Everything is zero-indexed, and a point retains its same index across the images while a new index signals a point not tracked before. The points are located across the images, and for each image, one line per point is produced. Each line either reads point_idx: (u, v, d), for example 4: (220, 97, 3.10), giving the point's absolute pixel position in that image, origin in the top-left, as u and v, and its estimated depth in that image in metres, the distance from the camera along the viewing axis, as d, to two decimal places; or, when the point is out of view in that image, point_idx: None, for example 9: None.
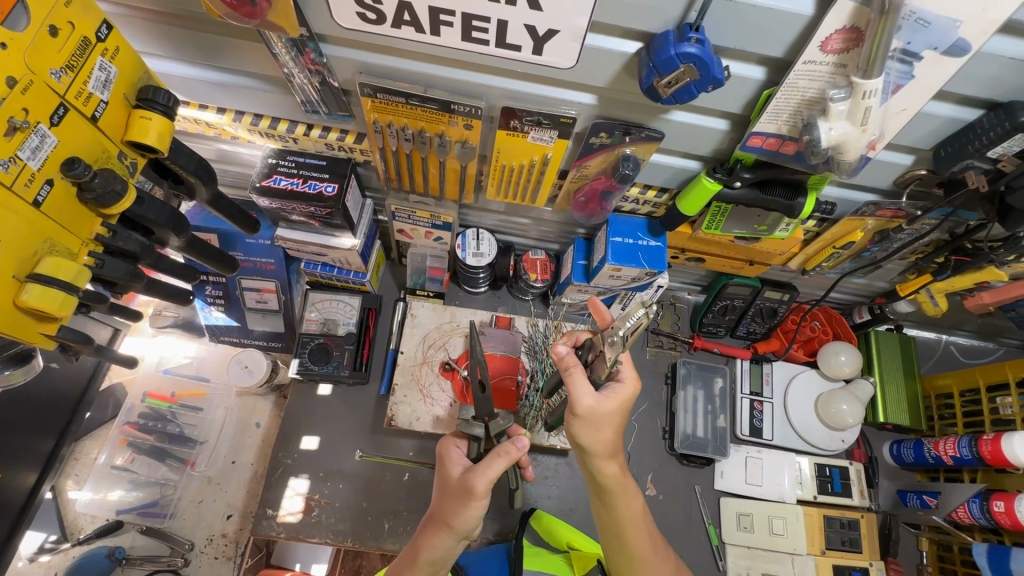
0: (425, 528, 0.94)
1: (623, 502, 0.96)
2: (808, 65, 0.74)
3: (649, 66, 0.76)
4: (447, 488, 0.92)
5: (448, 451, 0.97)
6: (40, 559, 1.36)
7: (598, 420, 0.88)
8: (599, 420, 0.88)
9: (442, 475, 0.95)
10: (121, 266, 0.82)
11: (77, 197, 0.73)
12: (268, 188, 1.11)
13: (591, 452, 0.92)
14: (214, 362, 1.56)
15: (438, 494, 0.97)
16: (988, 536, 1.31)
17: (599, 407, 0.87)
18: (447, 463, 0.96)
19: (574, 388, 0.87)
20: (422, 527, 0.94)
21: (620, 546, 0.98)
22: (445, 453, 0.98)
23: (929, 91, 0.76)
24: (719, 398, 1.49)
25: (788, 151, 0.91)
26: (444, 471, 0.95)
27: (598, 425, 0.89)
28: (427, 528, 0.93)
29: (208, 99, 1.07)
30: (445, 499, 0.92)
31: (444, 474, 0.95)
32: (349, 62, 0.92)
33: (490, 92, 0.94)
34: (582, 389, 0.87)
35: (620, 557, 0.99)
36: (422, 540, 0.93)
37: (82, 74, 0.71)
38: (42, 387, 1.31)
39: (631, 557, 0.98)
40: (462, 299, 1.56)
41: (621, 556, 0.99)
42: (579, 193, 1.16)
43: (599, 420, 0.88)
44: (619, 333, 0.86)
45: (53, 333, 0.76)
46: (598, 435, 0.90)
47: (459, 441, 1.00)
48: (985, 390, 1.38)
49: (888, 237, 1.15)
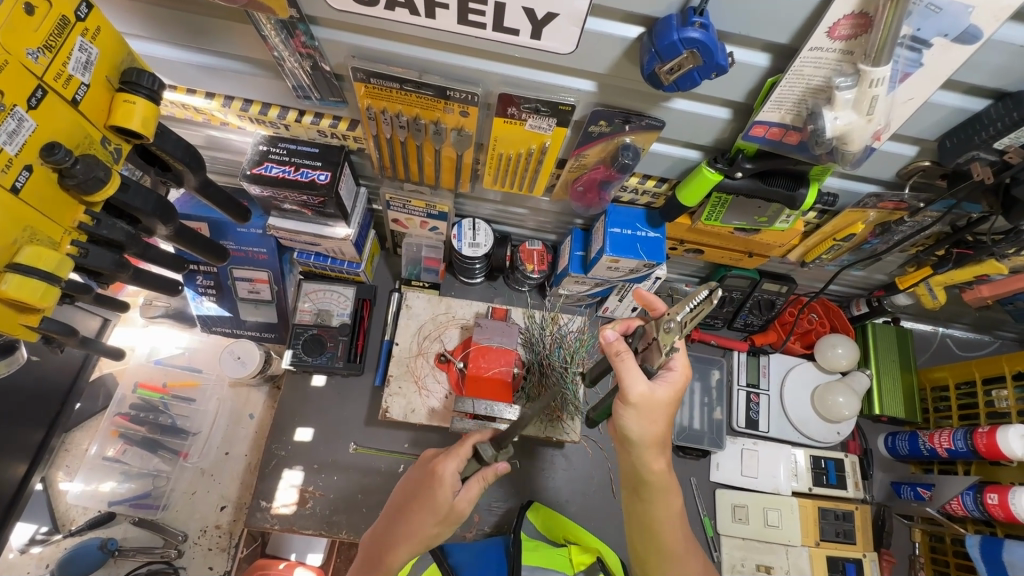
0: (401, 535, 0.96)
1: (661, 501, 0.97)
2: (814, 52, 0.72)
3: (651, 51, 0.74)
4: (436, 508, 0.94)
5: (448, 474, 0.95)
6: (31, 551, 1.34)
7: (651, 412, 0.88)
8: (647, 412, 0.88)
9: (437, 496, 0.94)
10: (106, 255, 0.79)
11: (58, 184, 0.71)
12: (259, 175, 1.08)
13: (638, 448, 0.92)
14: (206, 353, 1.54)
15: (417, 502, 0.97)
16: (981, 528, 1.32)
17: (650, 399, 0.87)
18: (443, 483, 0.95)
19: (625, 372, 0.86)
20: (398, 533, 0.96)
21: (654, 543, 0.99)
22: (444, 473, 0.96)
23: (938, 79, 0.74)
24: (716, 389, 1.48)
25: (790, 141, 0.89)
26: (440, 493, 0.95)
27: (651, 419, 0.89)
28: (403, 537, 0.95)
29: (196, 84, 1.04)
30: (430, 516, 0.95)
31: (437, 491, 0.95)
32: (341, 45, 0.89)
33: (487, 78, 0.92)
34: (631, 375, 0.86)
35: (652, 552, 1.00)
36: (396, 548, 0.95)
37: (61, 55, 0.68)
38: (30, 378, 1.28)
39: (665, 553, 0.99)
40: (457, 290, 1.54)
41: (654, 552, 1.00)
42: (578, 183, 1.14)
43: (652, 410, 0.88)
44: (674, 322, 0.81)
45: (35, 325, 0.74)
46: (649, 428, 0.90)
47: (457, 457, 0.97)
48: (981, 383, 1.38)
49: (889, 230, 1.13)
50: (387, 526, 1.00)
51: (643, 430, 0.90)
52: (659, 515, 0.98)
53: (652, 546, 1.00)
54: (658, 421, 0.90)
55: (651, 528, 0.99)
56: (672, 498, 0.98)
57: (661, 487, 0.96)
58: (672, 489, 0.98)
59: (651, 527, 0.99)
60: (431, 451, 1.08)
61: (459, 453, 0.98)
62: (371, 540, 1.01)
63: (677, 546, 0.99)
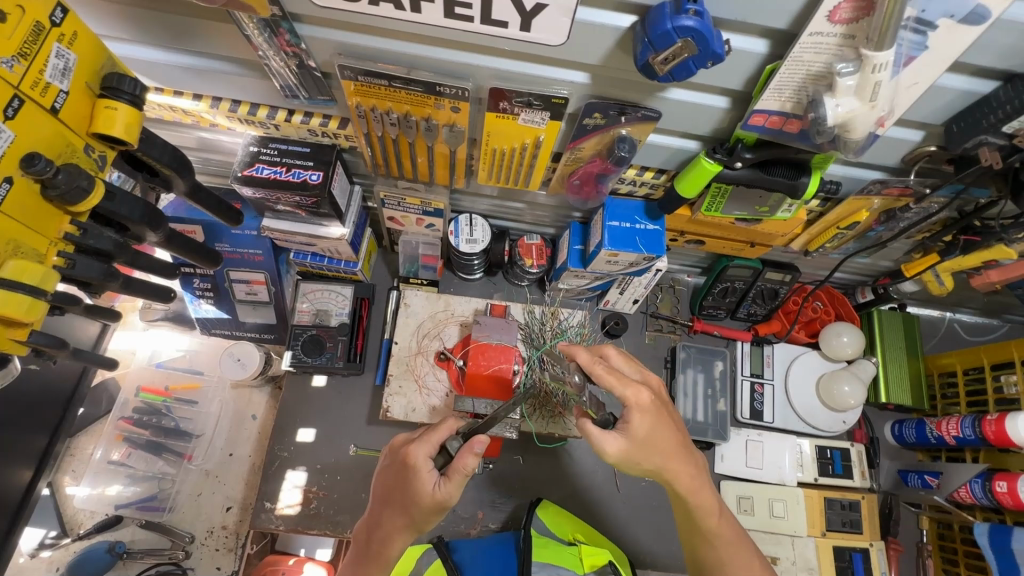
0: (391, 527, 0.93)
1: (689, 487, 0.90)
2: (815, 37, 0.69)
3: (644, 41, 0.71)
4: (417, 497, 0.89)
5: (420, 460, 0.89)
6: (40, 555, 1.36)
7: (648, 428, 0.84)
8: (642, 440, 0.84)
9: (417, 486, 0.89)
10: (95, 266, 0.78)
11: (40, 194, 0.69)
12: (250, 177, 1.07)
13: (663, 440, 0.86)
14: (206, 355, 1.53)
15: (398, 492, 0.92)
16: (990, 515, 1.31)
17: (639, 442, 0.85)
18: (417, 473, 0.89)
19: (592, 441, 0.84)
20: (386, 525, 0.93)
21: (695, 526, 0.93)
22: (417, 462, 0.90)
23: (945, 61, 0.71)
24: (720, 380, 1.47)
25: (791, 129, 0.85)
26: (419, 484, 0.88)
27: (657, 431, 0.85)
28: (394, 528, 0.92)
29: (182, 85, 1.03)
30: (413, 506, 0.90)
31: (413, 481, 0.89)
32: (326, 43, 0.86)
33: (477, 72, 0.89)
34: (603, 437, 0.84)
35: (694, 536, 0.95)
36: (391, 539, 0.93)
37: (37, 62, 0.67)
38: (31, 384, 1.28)
39: (703, 534, 0.93)
40: (456, 286, 1.53)
41: (697, 536, 0.95)
42: (574, 176, 1.12)
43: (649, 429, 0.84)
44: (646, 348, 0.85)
45: (25, 339, 0.73)
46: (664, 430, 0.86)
47: (428, 444, 0.92)
48: (989, 368, 1.36)
49: (894, 217, 1.10)
50: (374, 520, 0.96)
51: (661, 438, 0.86)
52: (705, 526, 0.92)
53: (695, 532, 0.94)
54: (663, 425, 0.86)
55: (693, 513, 0.92)
56: (704, 500, 0.91)
57: (696, 500, 0.91)
58: (706, 486, 0.91)
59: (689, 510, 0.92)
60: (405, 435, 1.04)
61: (431, 437, 0.92)
62: (364, 535, 0.98)
63: (716, 559, 0.93)
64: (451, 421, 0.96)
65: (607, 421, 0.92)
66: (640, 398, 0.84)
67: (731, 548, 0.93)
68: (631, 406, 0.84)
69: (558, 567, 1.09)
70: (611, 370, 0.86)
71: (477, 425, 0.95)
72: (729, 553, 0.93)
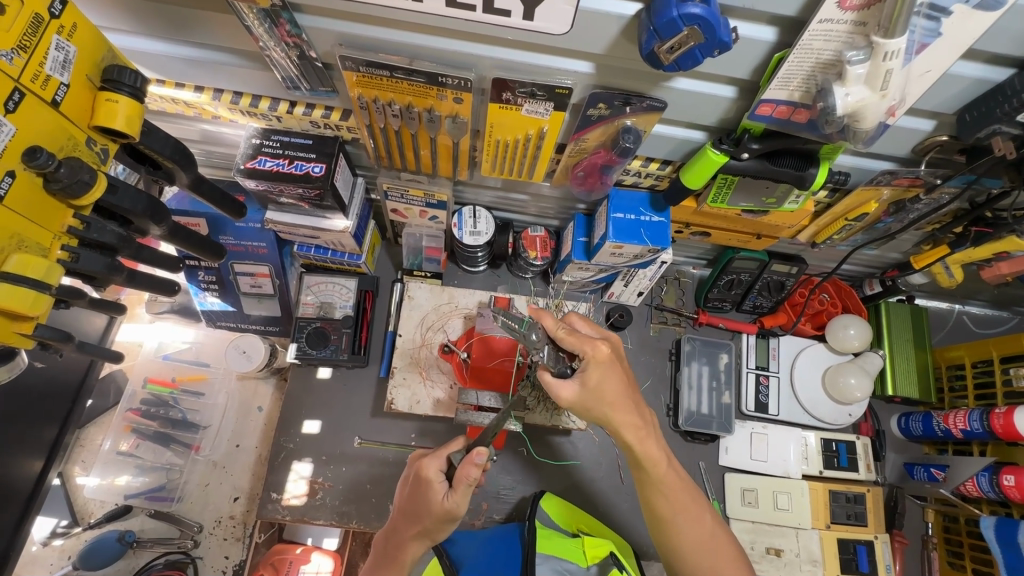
0: (406, 536, 0.95)
1: (643, 449, 0.90)
2: (824, 25, 0.68)
3: (649, 30, 0.70)
4: (429, 509, 0.90)
5: (430, 473, 0.91)
6: (52, 543, 1.38)
7: (605, 368, 0.87)
8: (594, 390, 0.86)
9: (428, 497, 0.90)
10: (98, 259, 0.78)
11: (44, 188, 0.70)
12: (253, 169, 1.06)
13: (617, 399, 0.87)
14: (212, 347, 1.55)
15: (412, 503, 0.94)
16: (996, 509, 1.29)
17: (591, 391, 0.86)
18: (427, 487, 0.91)
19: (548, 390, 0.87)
20: (401, 533, 0.95)
21: (654, 484, 0.93)
22: (428, 476, 0.92)
23: (958, 48, 0.69)
24: (725, 373, 1.46)
25: (799, 119, 0.84)
26: (431, 495, 0.90)
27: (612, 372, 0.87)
28: (408, 538, 0.94)
29: (185, 78, 1.02)
30: (426, 518, 0.91)
31: (425, 494, 0.91)
32: (327, 33, 0.85)
33: (480, 62, 0.88)
34: (558, 387, 0.86)
35: (653, 496, 0.93)
36: (406, 546, 0.95)
37: (38, 54, 0.66)
38: (40, 377, 1.29)
39: (662, 490, 0.93)
40: (460, 279, 1.53)
41: (656, 495, 0.93)
42: (578, 168, 1.11)
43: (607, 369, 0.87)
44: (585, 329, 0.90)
45: (30, 332, 0.74)
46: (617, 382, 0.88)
47: (438, 457, 0.94)
48: (998, 361, 1.35)
49: (904, 209, 1.08)
50: (390, 527, 0.99)
51: (612, 386, 0.87)
52: (658, 479, 0.92)
53: (656, 491, 0.93)
54: (613, 378, 0.87)
55: (659, 475, 0.92)
56: (653, 450, 0.91)
57: (643, 452, 0.90)
58: (652, 436, 0.91)
59: (657, 476, 0.92)
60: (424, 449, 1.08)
61: (442, 451, 0.95)
62: (380, 540, 1.01)
63: (668, 511, 0.93)
64: (461, 436, 0.98)
65: (566, 373, 0.90)
66: (597, 352, 0.87)
67: (688, 504, 0.94)
68: (589, 360, 0.87)
69: (563, 561, 1.08)
70: (571, 332, 0.89)
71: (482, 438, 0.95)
72: (683, 503, 0.93)
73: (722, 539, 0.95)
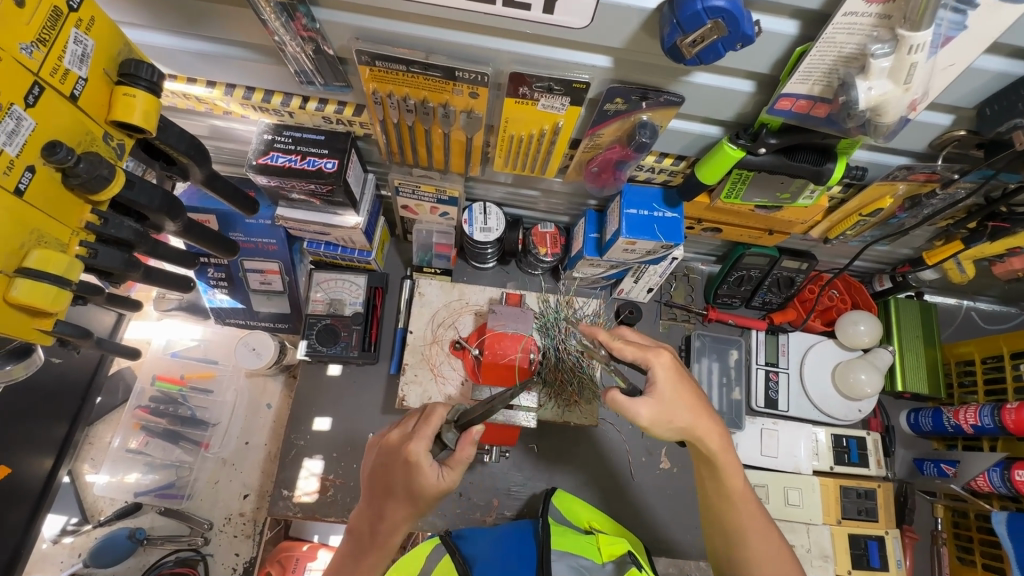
0: (389, 522, 0.87)
1: (727, 463, 0.91)
2: (849, 18, 0.67)
3: (671, 23, 0.69)
4: (422, 491, 0.84)
5: (421, 456, 0.83)
6: (62, 541, 1.38)
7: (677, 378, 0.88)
8: (669, 400, 0.87)
9: (420, 481, 0.84)
10: (116, 255, 0.77)
11: (62, 182, 0.69)
12: (265, 165, 1.06)
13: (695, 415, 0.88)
14: (221, 344, 1.54)
15: (396, 486, 0.86)
16: (1007, 503, 1.30)
17: (666, 404, 0.86)
18: (420, 472, 0.83)
19: (622, 409, 0.85)
20: (383, 520, 0.87)
21: (725, 496, 0.93)
22: (419, 459, 0.84)
23: (982, 41, 0.69)
24: (735, 369, 1.47)
25: (818, 113, 0.83)
26: (423, 478, 0.83)
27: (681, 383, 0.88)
28: (391, 523, 0.87)
29: (197, 73, 1.01)
30: (417, 501, 0.85)
31: (415, 478, 0.84)
32: (344, 27, 0.85)
33: (497, 57, 0.88)
34: (633, 405, 0.85)
35: (721, 506, 0.94)
36: (390, 533, 0.88)
37: (55, 48, 0.66)
38: (49, 375, 1.29)
39: (731, 501, 0.93)
40: (469, 275, 1.53)
41: (723, 506, 0.94)
42: (592, 164, 1.10)
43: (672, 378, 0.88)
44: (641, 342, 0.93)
45: (49, 328, 0.73)
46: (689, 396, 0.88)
47: (425, 437, 0.85)
48: (1008, 357, 1.35)
49: (919, 204, 1.08)
50: (366, 513, 0.90)
51: (681, 397, 0.87)
52: (730, 489, 0.93)
53: (725, 501, 0.94)
54: (683, 389, 0.88)
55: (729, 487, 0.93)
56: (734, 464, 0.92)
57: (722, 465, 0.91)
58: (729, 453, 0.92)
59: (727, 488, 0.93)
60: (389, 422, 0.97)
61: (425, 430, 0.86)
62: (353, 528, 0.92)
63: (733, 521, 0.93)
64: (442, 408, 0.89)
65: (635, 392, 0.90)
66: (662, 358, 0.89)
67: (757, 519, 0.93)
68: (654, 365, 0.88)
69: (580, 558, 1.08)
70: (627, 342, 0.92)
71: (473, 414, 0.88)
72: (749, 517, 0.93)
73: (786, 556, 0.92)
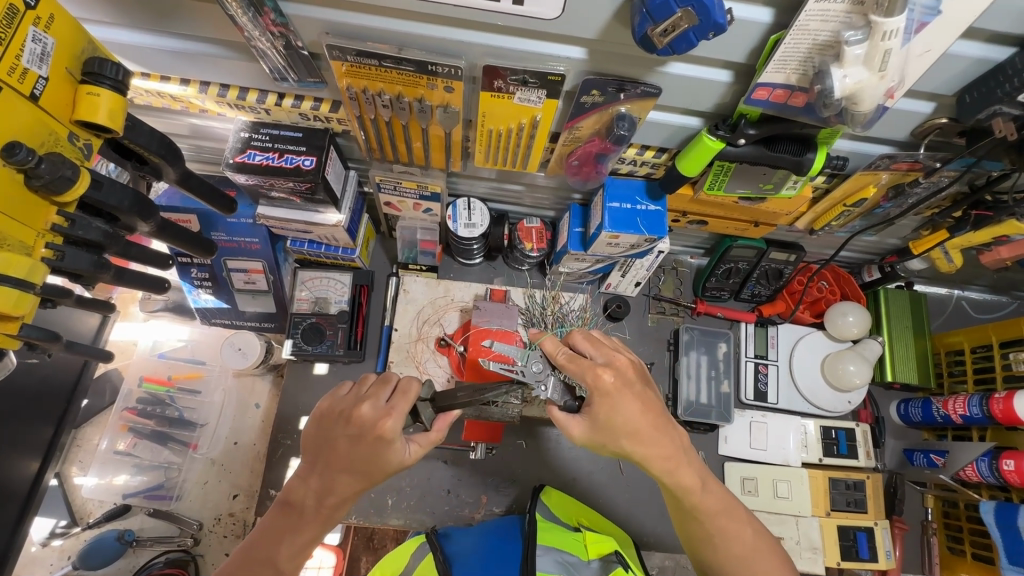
0: (338, 495, 0.83)
1: (681, 476, 0.87)
2: (822, 4, 0.66)
3: (642, 12, 0.68)
4: (384, 466, 0.83)
5: (397, 432, 0.82)
6: (52, 544, 1.38)
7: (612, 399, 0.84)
8: (603, 424, 0.85)
9: (387, 456, 0.82)
10: (84, 257, 0.76)
11: (25, 184, 0.68)
12: (242, 164, 1.04)
13: (646, 427, 0.84)
14: (207, 345, 1.53)
15: (354, 458, 0.82)
16: (996, 493, 1.29)
17: (603, 426, 0.85)
18: (389, 447, 0.82)
19: (559, 426, 0.89)
20: (332, 493, 0.83)
21: (686, 510, 0.90)
22: (392, 434, 0.82)
23: (957, 27, 0.68)
24: (724, 362, 1.45)
25: (796, 103, 0.82)
26: (391, 453, 0.82)
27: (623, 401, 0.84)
28: (340, 497, 0.83)
29: (170, 71, 1.00)
30: (376, 475, 0.83)
31: (382, 452, 0.82)
32: (314, 22, 0.83)
33: (470, 50, 0.86)
34: (569, 422, 0.88)
35: (687, 520, 0.92)
36: (338, 507, 0.84)
37: (14, 47, 0.65)
38: (31, 378, 1.28)
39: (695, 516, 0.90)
40: (456, 272, 1.52)
41: (687, 519, 0.92)
42: (573, 158, 1.09)
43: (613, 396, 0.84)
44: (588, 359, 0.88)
45: (16, 333, 0.73)
46: (632, 412, 0.84)
47: (401, 412, 0.83)
48: (998, 346, 1.34)
49: (903, 193, 1.07)
50: (311, 484, 0.84)
51: (626, 415, 0.84)
52: (690, 505, 0.89)
53: (688, 516, 0.91)
54: (624, 405, 0.84)
55: (685, 498, 0.89)
56: (687, 479, 0.87)
57: (678, 480, 0.87)
58: (684, 463, 0.87)
59: (686, 501, 0.89)
60: (344, 386, 0.91)
61: (403, 405, 0.84)
62: (291, 501, 0.85)
63: (703, 532, 0.91)
64: (419, 386, 0.88)
65: (572, 407, 0.95)
66: (599, 382, 0.85)
67: (725, 526, 0.90)
68: (591, 391, 0.85)
69: (565, 553, 1.08)
70: (572, 358, 0.87)
71: (455, 400, 0.96)
72: (717, 527, 0.89)
73: (763, 551, 0.90)
